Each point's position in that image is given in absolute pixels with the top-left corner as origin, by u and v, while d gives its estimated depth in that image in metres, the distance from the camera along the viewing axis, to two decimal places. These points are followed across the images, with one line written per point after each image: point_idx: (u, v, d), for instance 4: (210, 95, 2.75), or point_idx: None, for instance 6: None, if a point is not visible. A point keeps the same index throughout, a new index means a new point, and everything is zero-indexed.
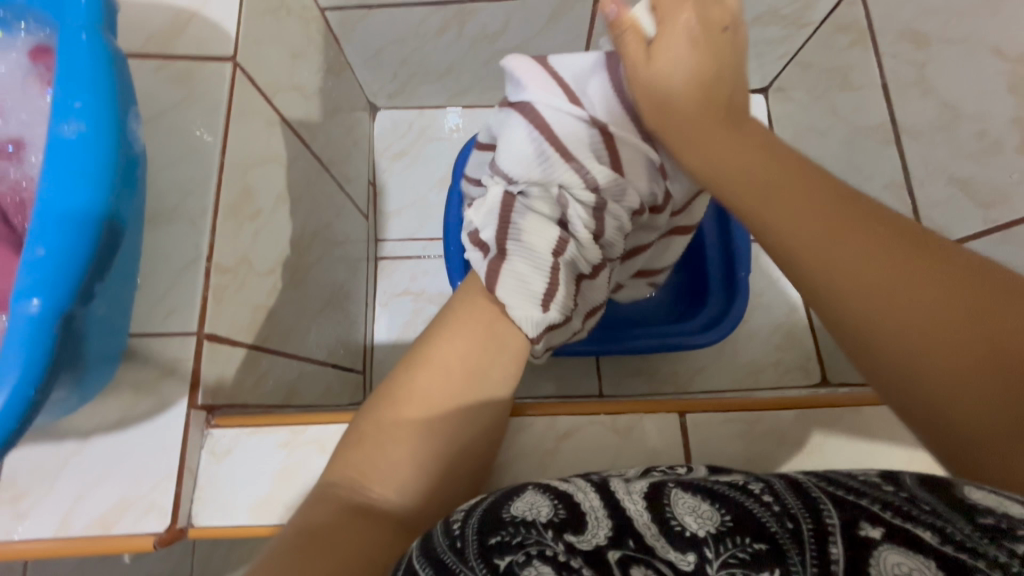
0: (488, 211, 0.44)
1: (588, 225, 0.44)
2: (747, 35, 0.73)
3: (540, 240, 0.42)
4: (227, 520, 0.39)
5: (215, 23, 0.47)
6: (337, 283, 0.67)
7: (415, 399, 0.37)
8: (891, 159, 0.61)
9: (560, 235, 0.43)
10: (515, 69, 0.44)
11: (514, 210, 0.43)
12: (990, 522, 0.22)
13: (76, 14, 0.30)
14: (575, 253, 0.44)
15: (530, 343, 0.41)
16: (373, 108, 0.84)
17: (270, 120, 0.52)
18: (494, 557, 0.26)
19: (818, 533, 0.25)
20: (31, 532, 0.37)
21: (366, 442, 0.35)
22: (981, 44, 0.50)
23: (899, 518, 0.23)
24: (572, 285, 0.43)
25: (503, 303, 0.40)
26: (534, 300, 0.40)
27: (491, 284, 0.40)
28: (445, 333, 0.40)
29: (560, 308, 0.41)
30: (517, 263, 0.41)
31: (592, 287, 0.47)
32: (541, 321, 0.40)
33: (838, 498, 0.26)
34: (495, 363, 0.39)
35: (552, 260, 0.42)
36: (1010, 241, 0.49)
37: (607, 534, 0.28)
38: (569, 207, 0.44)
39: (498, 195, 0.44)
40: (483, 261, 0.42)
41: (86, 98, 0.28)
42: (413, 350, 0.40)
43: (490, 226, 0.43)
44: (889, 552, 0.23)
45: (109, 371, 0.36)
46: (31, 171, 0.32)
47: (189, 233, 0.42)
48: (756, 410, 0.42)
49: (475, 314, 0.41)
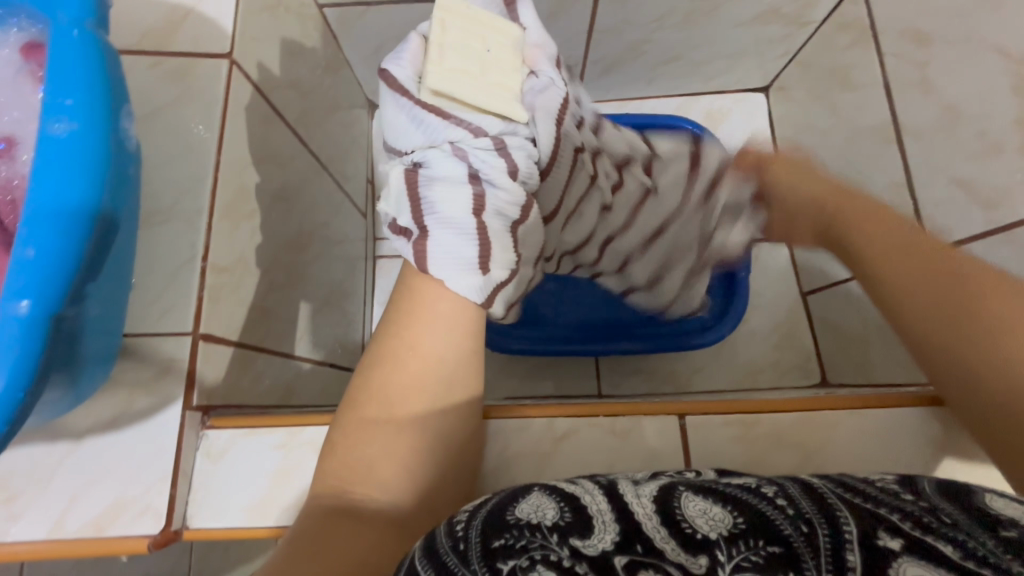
0: (396, 197, 0.42)
1: (497, 170, 0.42)
2: (749, 33, 0.73)
3: (456, 206, 0.40)
4: (221, 522, 0.39)
5: (212, 19, 0.47)
6: (334, 282, 0.67)
7: (375, 398, 0.36)
8: (893, 158, 0.60)
9: (474, 193, 0.40)
10: (404, 47, 0.43)
11: (420, 185, 0.41)
12: (1012, 535, 0.23)
13: (69, 9, 0.29)
14: (497, 204, 0.41)
15: (485, 308, 0.41)
16: (371, 106, 0.84)
17: (268, 119, 0.51)
18: (497, 561, 0.25)
19: (835, 541, 0.25)
20: (24, 533, 0.37)
21: (340, 447, 0.35)
22: (984, 43, 0.49)
23: (920, 532, 0.24)
24: (504, 239, 0.41)
25: (439, 278, 0.39)
26: (469, 267, 0.39)
27: (423, 265, 0.40)
28: (393, 327, 0.39)
29: (501, 265, 0.41)
30: (441, 238, 0.39)
31: (530, 231, 0.45)
32: (485, 285, 0.40)
33: (855, 505, 0.26)
34: (450, 347, 0.38)
35: (475, 222, 0.40)
36: (1011, 242, 0.48)
37: (614, 539, 0.27)
38: (468, 158, 0.41)
39: (398, 176, 0.42)
40: (408, 245, 0.41)
41: (78, 96, 0.27)
42: (367, 351, 0.39)
43: (405, 210, 0.41)
44: (909, 564, 0.23)
45: (104, 370, 0.36)
46: (22, 169, 0.31)
47: (185, 232, 0.42)
48: (757, 412, 0.41)
49: (416, 305, 0.39)
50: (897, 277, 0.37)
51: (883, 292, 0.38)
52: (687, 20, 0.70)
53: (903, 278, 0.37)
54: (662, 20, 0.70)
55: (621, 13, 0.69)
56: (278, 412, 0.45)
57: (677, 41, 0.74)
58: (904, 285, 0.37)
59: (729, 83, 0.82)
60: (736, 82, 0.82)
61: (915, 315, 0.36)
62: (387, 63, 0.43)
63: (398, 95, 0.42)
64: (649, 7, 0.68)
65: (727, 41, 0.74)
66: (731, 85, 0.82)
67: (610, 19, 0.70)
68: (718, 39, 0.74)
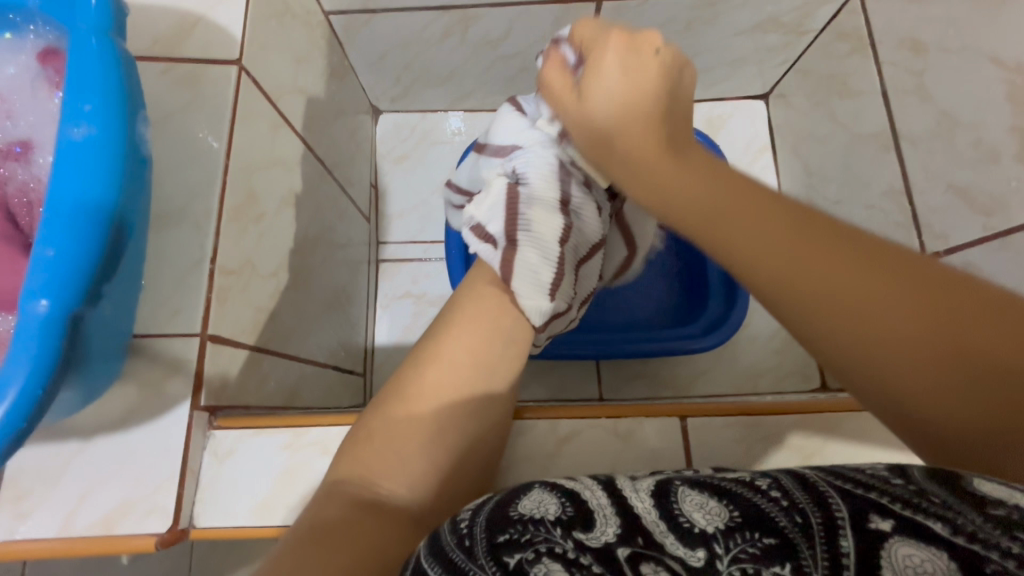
0: (492, 205, 0.47)
1: (585, 209, 0.48)
2: (749, 41, 0.74)
3: (547, 228, 0.45)
4: (228, 521, 0.39)
5: (222, 26, 0.48)
6: (339, 286, 0.67)
7: (422, 393, 0.37)
8: (890, 165, 0.61)
9: (564, 225, 0.46)
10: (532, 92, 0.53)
11: (520, 203, 0.46)
12: (1002, 513, 0.22)
13: (87, 17, 0.30)
14: (577, 240, 0.47)
15: (536, 333, 0.43)
16: (375, 112, 0.85)
17: (275, 124, 0.52)
18: (504, 554, 0.26)
19: (828, 522, 0.25)
20: (33, 531, 0.37)
21: (376, 437, 0.35)
22: (979, 52, 0.50)
23: (910, 512, 0.24)
24: (573, 272, 0.47)
25: (516, 293, 0.42)
26: (543, 290, 0.43)
27: (507, 274, 0.43)
28: (452, 325, 0.41)
29: (564, 296, 0.45)
30: (528, 252, 0.44)
31: (589, 269, 0.50)
32: (549, 310, 0.43)
33: (847, 492, 0.26)
34: (503, 356, 0.40)
35: (559, 249, 0.45)
36: (1006, 248, 0.49)
37: (615, 531, 0.27)
38: (568, 190, 0.48)
39: (502, 188, 0.48)
40: (494, 252, 0.44)
41: (95, 101, 0.28)
42: (421, 347, 0.40)
43: (497, 218, 0.46)
44: (901, 544, 0.23)
45: (114, 371, 0.36)
46: (38, 172, 0.32)
47: (194, 234, 0.42)
48: (757, 414, 0.42)
49: (481, 305, 0.41)
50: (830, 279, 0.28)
51: (825, 310, 0.28)
52: (687, 28, 0.72)
53: (837, 274, 0.28)
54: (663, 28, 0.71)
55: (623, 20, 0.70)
56: (284, 413, 0.46)
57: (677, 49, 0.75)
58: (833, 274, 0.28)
59: (729, 89, 0.83)
60: (736, 89, 0.83)
61: (880, 312, 0.27)
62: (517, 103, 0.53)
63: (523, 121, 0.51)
64: (650, 15, 0.69)
65: (728, 49, 0.75)
66: (731, 92, 0.83)
67: None
68: (718, 47, 0.75)
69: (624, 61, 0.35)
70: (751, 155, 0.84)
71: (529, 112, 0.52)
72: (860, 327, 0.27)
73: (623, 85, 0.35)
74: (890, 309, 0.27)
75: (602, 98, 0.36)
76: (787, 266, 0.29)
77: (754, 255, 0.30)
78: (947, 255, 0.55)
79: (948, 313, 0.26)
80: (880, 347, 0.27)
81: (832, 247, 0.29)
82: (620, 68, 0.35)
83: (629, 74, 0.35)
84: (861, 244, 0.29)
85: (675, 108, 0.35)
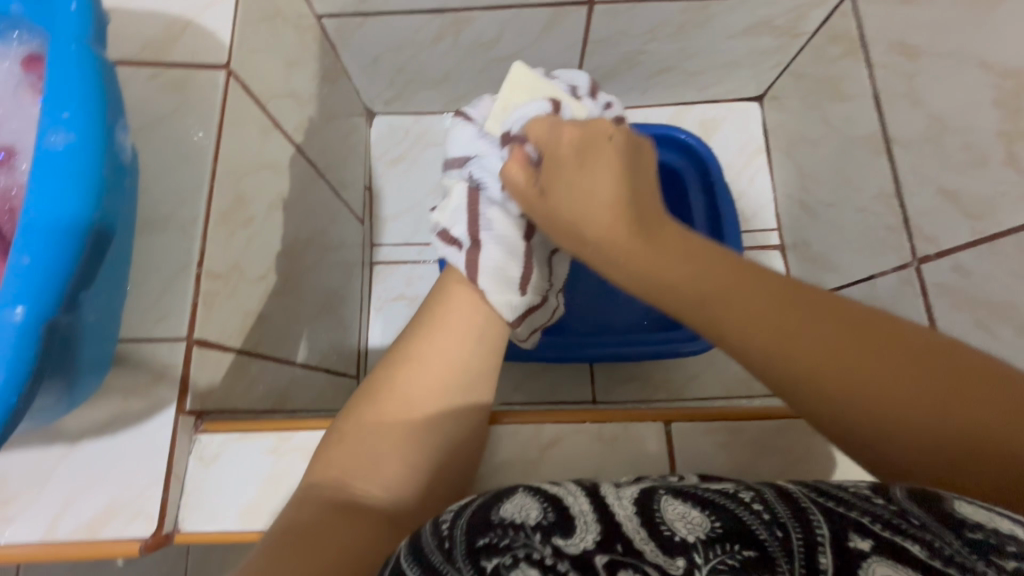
0: (454, 209, 0.46)
1: None
2: (742, 44, 0.74)
3: (511, 226, 0.44)
4: (213, 526, 0.40)
5: (211, 31, 0.48)
6: (331, 288, 0.67)
7: (395, 394, 0.38)
8: (882, 169, 0.61)
9: (530, 220, 0.45)
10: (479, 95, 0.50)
11: (481, 205, 0.45)
12: (980, 537, 0.22)
13: (68, 24, 0.30)
14: (545, 232, 0.47)
15: (511, 327, 0.44)
16: (370, 114, 0.85)
17: (265, 127, 0.52)
18: (482, 559, 0.26)
19: (808, 543, 0.25)
20: (18, 535, 0.37)
21: (349, 439, 0.36)
22: (969, 56, 0.50)
23: (889, 533, 0.24)
24: (545, 266, 0.47)
25: (483, 291, 0.42)
26: (510, 287, 0.43)
27: (473, 274, 0.43)
28: (425, 328, 0.41)
29: (534, 290, 0.45)
30: (492, 250, 0.43)
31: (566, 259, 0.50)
32: (519, 305, 0.43)
33: (828, 509, 0.26)
34: (472, 352, 0.40)
35: (525, 244, 0.45)
36: (995, 252, 0.49)
37: (595, 538, 0.27)
38: None
39: (461, 194, 0.46)
40: (460, 253, 0.44)
41: (73, 109, 0.28)
42: (393, 349, 0.41)
43: (460, 223, 0.45)
44: (878, 564, 0.23)
45: (98, 376, 0.36)
46: (20, 178, 0.32)
47: (181, 239, 0.42)
48: (742, 419, 0.42)
49: (452, 306, 0.42)
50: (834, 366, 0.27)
51: (813, 384, 0.27)
52: (680, 31, 0.72)
53: (839, 359, 0.27)
54: (656, 31, 0.71)
55: (615, 23, 0.70)
56: (271, 417, 0.46)
57: (671, 52, 0.75)
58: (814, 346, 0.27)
59: (723, 92, 0.83)
60: (730, 92, 0.83)
61: (890, 392, 0.26)
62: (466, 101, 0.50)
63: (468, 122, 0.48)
64: (642, 19, 0.69)
65: (721, 52, 0.75)
66: (725, 94, 0.83)
67: (604, 30, 0.71)
68: (712, 50, 0.75)
69: (580, 153, 0.37)
70: (745, 158, 0.84)
71: (473, 113, 0.48)
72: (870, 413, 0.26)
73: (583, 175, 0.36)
74: (883, 382, 0.26)
75: (567, 193, 0.36)
76: (768, 341, 0.28)
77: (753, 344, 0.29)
78: (937, 259, 0.55)
79: (939, 376, 0.26)
80: (894, 430, 0.26)
81: (829, 326, 0.28)
82: (575, 164, 0.36)
83: (591, 166, 0.36)
84: (855, 316, 0.28)
85: (636, 182, 0.36)
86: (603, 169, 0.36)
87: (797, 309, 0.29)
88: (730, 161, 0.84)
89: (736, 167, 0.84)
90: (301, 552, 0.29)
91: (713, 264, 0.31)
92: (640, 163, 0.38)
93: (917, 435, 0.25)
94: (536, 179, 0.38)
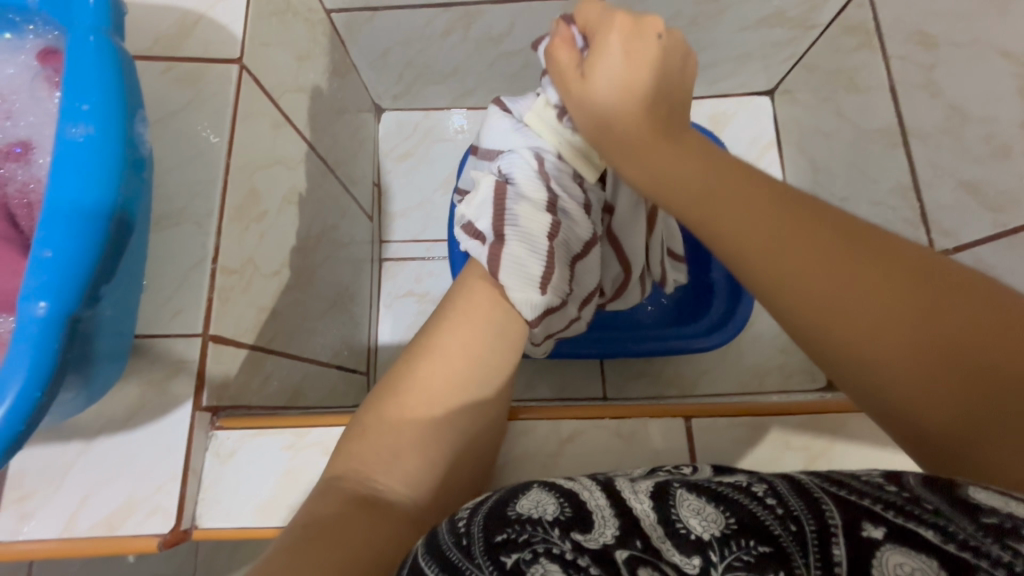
0: (480, 202, 0.47)
1: (572, 207, 0.48)
2: (755, 36, 0.73)
3: (533, 223, 0.45)
4: (229, 522, 0.39)
5: (222, 25, 0.47)
6: (342, 284, 0.67)
7: (418, 389, 0.37)
8: (898, 161, 0.60)
9: (552, 220, 0.46)
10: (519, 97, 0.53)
11: (506, 198, 0.46)
12: (996, 522, 0.22)
13: (85, 16, 0.30)
14: (566, 236, 0.47)
15: (530, 326, 0.43)
16: (378, 110, 0.84)
17: (277, 122, 0.52)
18: (502, 554, 0.26)
19: (821, 535, 0.25)
20: (36, 531, 0.37)
21: (370, 433, 0.36)
22: (989, 46, 0.49)
23: (902, 519, 0.23)
24: (565, 268, 0.46)
25: (504, 285, 0.42)
26: (532, 284, 0.42)
27: (494, 268, 0.42)
28: (447, 322, 0.41)
29: (555, 291, 0.44)
30: (515, 246, 0.43)
31: (584, 266, 0.50)
32: (539, 304, 0.42)
33: (841, 499, 0.25)
34: (494, 350, 0.40)
35: (547, 243, 0.45)
36: (1017, 245, 0.48)
37: (614, 533, 0.27)
38: (555, 189, 0.47)
39: (489, 186, 0.47)
40: (482, 248, 0.44)
41: (94, 101, 0.28)
42: (416, 342, 0.41)
43: (484, 214, 0.46)
44: (892, 552, 0.23)
45: (117, 369, 0.36)
46: (38, 172, 0.32)
47: (195, 235, 0.42)
48: (760, 414, 0.41)
49: (473, 302, 0.42)
50: (812, 260, 0.28)
51: (803, 287, 0.28)
52: (692, 24, 0.71)
53: (817, 262, 0.28)
54: (667, 24, 0.71)
55: None
56: (285, 413, 0.46)
57: None
58: (810, 257, 0.29)
59: (734, 85, 0.82)
60: (742, 85, 0.82)
61: (866, 308, 0.27)
62: (505, 101, 0.53)
63: (508, 120, 0.51)
64: (654, 11, 0.68)
65: (733, 44, 0.74)
66: (737, 88, 0.82)
67: None
68: (724, 42, 0.74)
69: (627, 46, 0.36)
70: (757, 152, 0.83)
71: (513, 107, 0.52)
72: (834, 306, 0.27)
73: (626, 67, 0.36)
74: (871, 295, 0.27)
75: (604, 75, 0.37)
76: (768, 248, 0.30)
77: (743, 246, 0.31)
78: (956, 253, 0.54)
79: (931, 304, 0.26)
80: (870, 346, 0.26)
81: (822, 232, 0.29)
82: (621, 49, 0.36)
83: (634, 52, 0.36)
84: (857, 231, 0.29)
85: (674, 87, 0.37)
86: (651, 56, 0.36)
87: (799, 224, 0.30)
88: (741, 155, 0.83)
89: (748, 161, 0.83)
90: (325, 546, 0.29)
91: (730, 183, 0.33)
92: (683, 72, 0.38)
93: (883, 344, 0.26)
94: (579, 55, 0.39)
